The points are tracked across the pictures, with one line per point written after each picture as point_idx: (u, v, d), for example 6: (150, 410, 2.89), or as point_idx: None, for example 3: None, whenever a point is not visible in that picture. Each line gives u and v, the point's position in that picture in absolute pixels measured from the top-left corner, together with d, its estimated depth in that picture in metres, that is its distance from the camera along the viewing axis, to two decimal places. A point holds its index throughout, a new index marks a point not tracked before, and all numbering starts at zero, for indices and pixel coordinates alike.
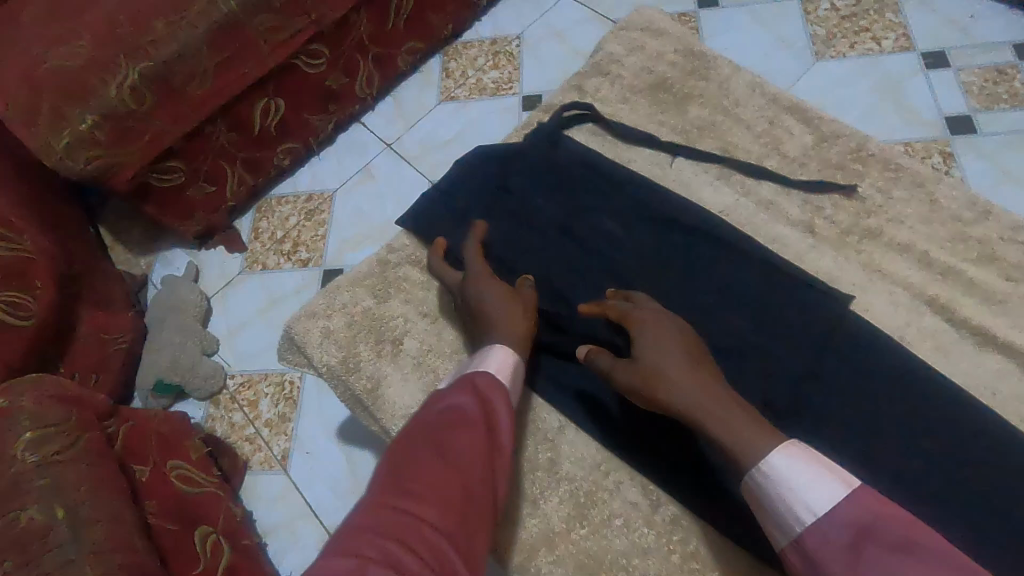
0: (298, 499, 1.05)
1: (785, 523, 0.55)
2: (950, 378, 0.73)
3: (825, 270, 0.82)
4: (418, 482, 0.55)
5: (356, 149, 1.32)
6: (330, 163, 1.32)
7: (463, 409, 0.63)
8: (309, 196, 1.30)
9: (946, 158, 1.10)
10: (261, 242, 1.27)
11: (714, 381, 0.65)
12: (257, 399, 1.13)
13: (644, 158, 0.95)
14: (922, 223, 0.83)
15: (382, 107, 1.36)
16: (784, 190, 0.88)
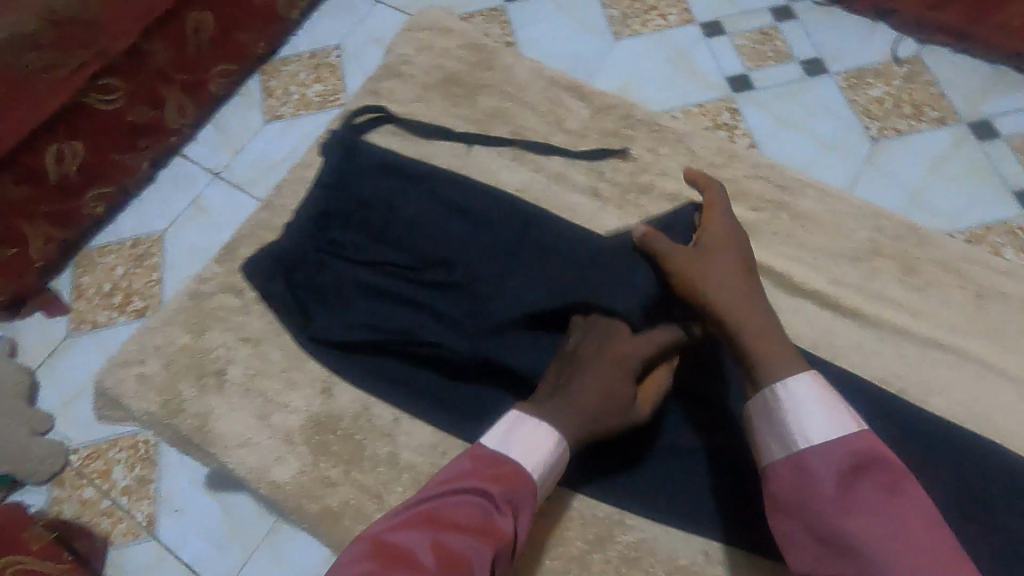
0: (173, 562, 0.98)
1: (788, 436, 0.59)
2: None
3: (611, 228, 0.91)
4: None
5: (183, 184, 1.25)
6: (155, 202, 1.24)
7: (478, 507, 0.56)
8: (135, 242, 1.21)
9: (734, 114, 1.23)
10: (87, 298, 1.17)
11: (740, 312, 0.67)
12: (109, 468, 1.04)
13: (443, 150, 0.99)
14: (685, 173, 0.94)
15: (203, 135, 1.29)
16: (569, 162, 0.97)
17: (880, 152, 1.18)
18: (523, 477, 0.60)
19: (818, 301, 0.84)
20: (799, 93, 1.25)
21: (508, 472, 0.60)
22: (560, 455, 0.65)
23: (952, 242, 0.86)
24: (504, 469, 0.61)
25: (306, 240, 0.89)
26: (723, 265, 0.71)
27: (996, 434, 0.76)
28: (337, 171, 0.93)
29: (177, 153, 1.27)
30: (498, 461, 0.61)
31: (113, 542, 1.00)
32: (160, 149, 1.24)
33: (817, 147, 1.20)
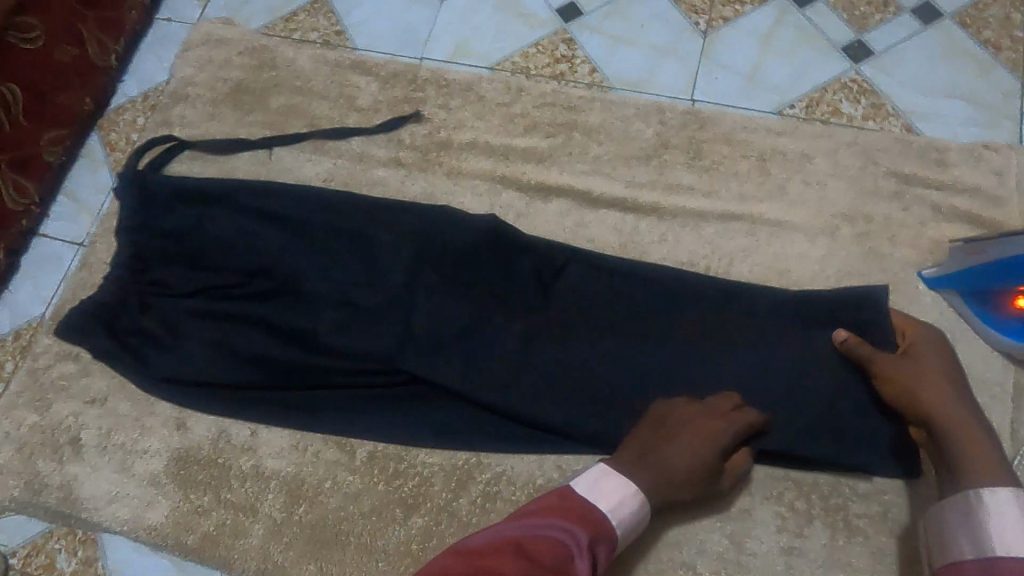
0: None
1: (983, 541, 0.55)
2: (529, 234, 0.88)
3: (418, 194, 0.93)
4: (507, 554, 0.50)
5: (49, 263, 1.14)
6: (25, 290, 1.14)
7: (562, 542, 0.52)
8: (15, 334, 1.11)
9: (569, 45, 1.18)
10: None
11: (951, 428, 0.64)
12: (52, 560, 0.91)
13: (246, 162, 0.99)
14: (479, 119, 0.96)
15: (57, 209, 1.18)
16: (368, 139, 0.97)
17: (714, 45, 1.16)
18: (603, 529, 0.57)
19: (619, 207, 0.88)
20: (627, 9, 1.21)
21: (589, 523, 0.57)
22: (641, 517, 0.62)
23: (730, 118, 0.91)
24: (584, 519, 0.57)
25: (123, 287, 0.89)
26: (931, 372, 0.67)
27: (796, 282, 0.81)
28: (137, 211, 0.92)
29: (35, 234, 1.16)
30: (580, 512, 0.58)
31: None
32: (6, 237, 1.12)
33: (654, 56, 1.16)
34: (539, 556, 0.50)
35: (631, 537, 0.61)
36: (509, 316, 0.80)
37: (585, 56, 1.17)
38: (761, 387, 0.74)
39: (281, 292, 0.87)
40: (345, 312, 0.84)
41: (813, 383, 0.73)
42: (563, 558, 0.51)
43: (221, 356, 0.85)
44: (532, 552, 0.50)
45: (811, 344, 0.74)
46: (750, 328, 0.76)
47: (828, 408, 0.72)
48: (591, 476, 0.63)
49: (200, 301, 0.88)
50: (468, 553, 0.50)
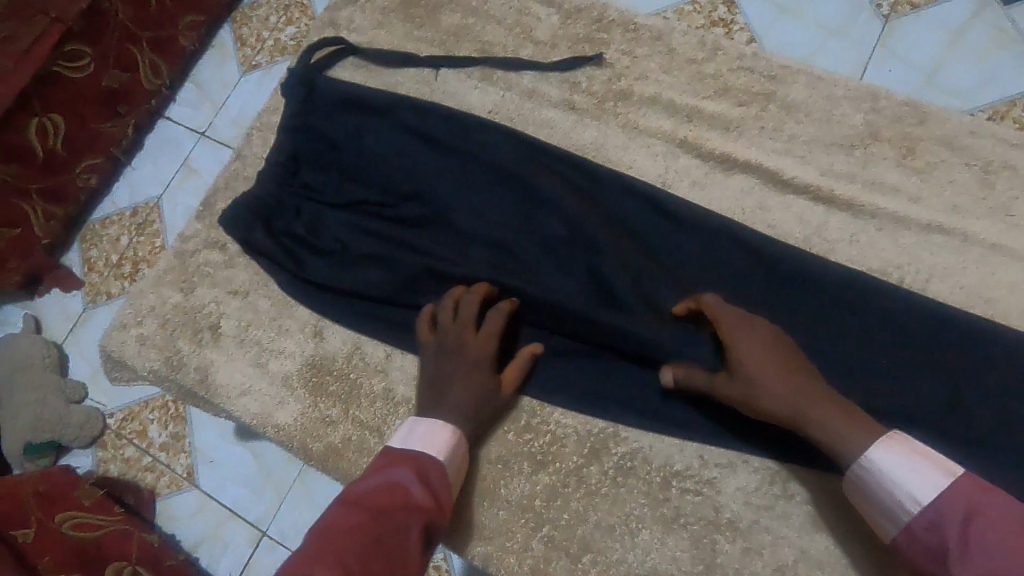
0: (217, 506, 1.19)
1: (892, 512, 0.58)
2: (706, 207, 0.82)
3: (586, 143, 0.88)
4: (372, 500, 0.61)
5: (170, 147, 1.29)
6: (144, 169, 1.30)
7: (392, 486, 0.63)
8: (134, 211, 1.29)
9: (730, 7, 1.02)
10: (97, 272, 1.28)
11: (828, 402, 0.63)
12: (144, 428, 1.24)
13: (409, 78, 0.95)
14: (665, 73, 0.89)
15: (183, 94, 1.30)
16: (541, 75, 0.91)
17: (892, 33, 0.98)
18: (427, 462, 0.67)
19: (810, 197, 0.80)
20: None
21: (411, 461, 0.67)
22: (458, 446, 0.71)
23: (955, 117, 0.80)
24: (410, 462, 0.67)
25: (280, 187, 0.88)
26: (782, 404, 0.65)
27: (1002, 315, 0.73)
28: (301, 110, 0.91)
29: (160, 116, 1.30)
30: (406, 457, 0.67)
31: (159, 492, 1.22)
32: (141, 112, 1.26)
33: (818, 36, 1.00)
34: (372, 503, 0.61)
35: (456, 459, 0.71)
36: (673, 296, 0.77)
37: (742, 23, 1.01)
38: (935, 420, 0.69)
39: (433, 221, 0.85)
40: (502, 255, 0.83)
41: (985, 429, 0.69)
42: (393, 495, 0.62)
43: (370, 274, 0.84)
44: (376, 504, 0.60)
45: (986, 390, 0.70)
46: (927, 359, 0.71)
47: (1004, 457, 0.68)
48: (366, 469, 0.67)
49: (352, 214, 0.87)
50: (327, 523, 0.59)
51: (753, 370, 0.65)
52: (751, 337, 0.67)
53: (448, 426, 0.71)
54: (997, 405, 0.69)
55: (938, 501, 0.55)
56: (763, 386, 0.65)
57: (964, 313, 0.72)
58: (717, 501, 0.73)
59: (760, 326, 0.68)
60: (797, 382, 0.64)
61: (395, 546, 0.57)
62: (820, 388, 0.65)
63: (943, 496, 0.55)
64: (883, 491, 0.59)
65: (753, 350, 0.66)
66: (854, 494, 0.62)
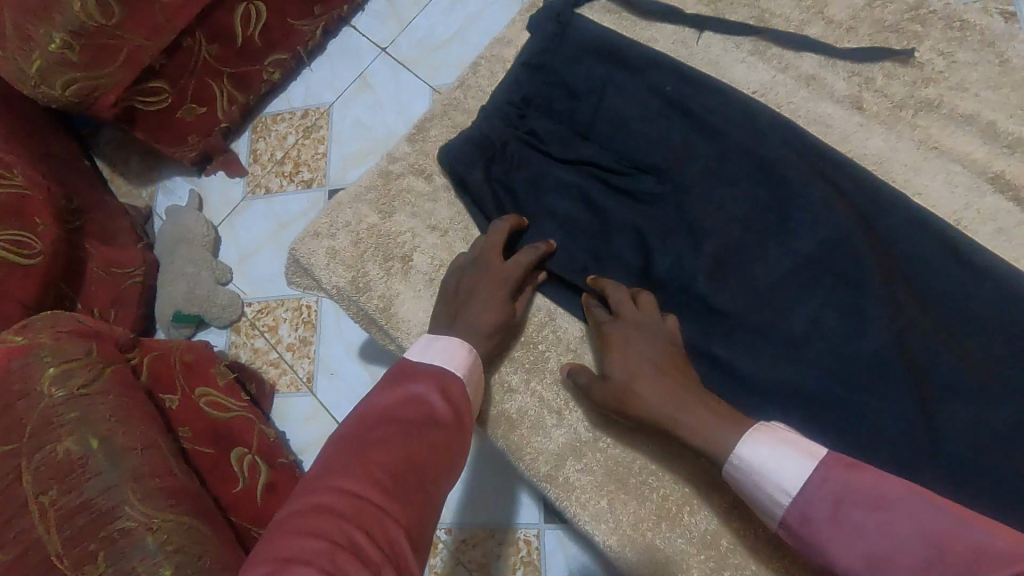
0: (327, 418, 1.21)
1: (766, 508, 0.56)
2: (1012, 264, 0.67)
3: (869, 152, 0.74)
4: (396, 418, 0.57)
5: (350, 57, 1.32)
6: (322, 74, 1.33)
7: (413, 401, 0.59)
8: (305, 112, 1.33)
9: None
10: (261, 164, 1.33)
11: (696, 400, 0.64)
12: (277, 324, 1.27)
13: (665, 37, 0.84)
14: (989, 89, 0.72)
15: (372, 6, 1.33)
16: (826, 61, 0.78)
17: None
18: (449, 378, 0.63)
19: None
20: None
21: (433, 377, 0.62)
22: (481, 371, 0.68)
23: None
24: (426, 376, 0.62)
25: (506, 128, 0.81)
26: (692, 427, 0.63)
27: None
28: (543, 49, 0.82)
29: (347, 24, 1.34)
30: (426, 373, 0.63)
31: (278, 388, 1.25)
32: (331, 18, 1.29)
33: None
34: (396, 416, 0.57)
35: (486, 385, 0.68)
36: (948, 362, 0.64)
37: None
38: None
39: (667, 201, 0.75)
40: (740, 260, 0.72)
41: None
42: (416, 413, 0.58)
43: (584, 244, 0.76)
44: (400, 417, 0.57)
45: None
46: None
47: None
48: (384, 378, 0.63)
49: (578, 174, 0.79)
50: (347, 434, 0.56)
51: (618, 362, 0.68)
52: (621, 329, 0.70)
53: (465, 344, 0.68)
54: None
55: (807, 493, 0.54)
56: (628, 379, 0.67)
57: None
58: None
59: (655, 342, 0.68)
60: (668, 391, 0.65)
61: (423, 460, 0.54)
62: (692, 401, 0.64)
63: (810, 481, 0.54)
64: (754, 485, 0.57)
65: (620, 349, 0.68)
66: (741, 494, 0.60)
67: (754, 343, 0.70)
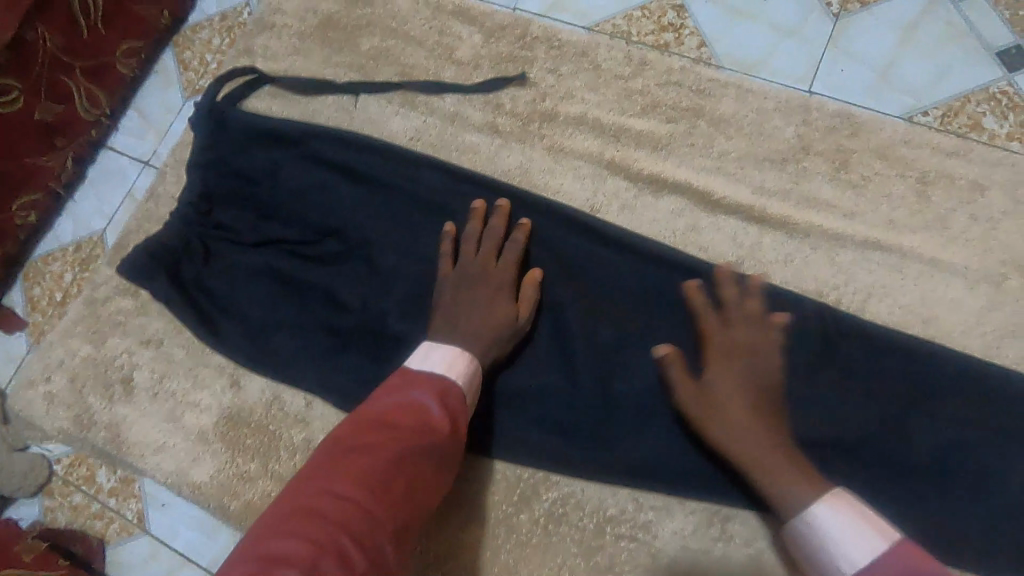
0: (169, 553, 0.87)
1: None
2: (635, 231, 0.78)
3: (512, 168, 0.83)
4: (376, 431, 0.55)
5: (114, 178, 1.02)
6: (87, 202, 1.02)
7: (414, 407, 0.58)
8: (77, 246, 1.00)
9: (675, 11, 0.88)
10: (41, 311, 0.98)
11: (773, 443, 0.62)
12: (93, 472, 0.91)
13: (327, 106, 0.90)
14: (591, 91, 0.85)
15: (125, 123, 1.04)
16: (462, 98, 0.87)
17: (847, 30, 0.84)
18: (448, 386, 0.62)
19: (742, 215, 0.76)
20: None
21: (434, 385, 0.62)
22: (474, 371, 0.66)
23: (890, 127, 0.77)
24: (430, 383, 0.62)
25: (188, 228, 0.82)
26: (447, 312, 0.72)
27: (943, 334, 0.70)
28: (210, 145, 0.86)
29: (103, 147, 1.03)
30: (426, 381, 0.62)
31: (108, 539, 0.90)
32: (79, 144, 0.99)
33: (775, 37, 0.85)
34: (396, 422, 0.57)
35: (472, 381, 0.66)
36: (604, 327, 0.73)
37: (693, 28, 0.87)
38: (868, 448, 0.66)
39: (352, 256, 0.80)
40: (423, 292, 0.78)
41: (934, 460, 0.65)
42: (414, 419, 0.57)
43: (288, 316, 0.79)
44: (397, 423, 0.57)
45: (935, 417, 0.66)
46: (873, 386, 0.67)
47: (937, 487, 0.65)
48: (387, 383, 0.62)
49: (269, 252, 0.82)
50: (336, 443, 0.56)
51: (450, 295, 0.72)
52: (755, 342, 0.65)
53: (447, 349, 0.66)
54: (946, 433, 0.65)
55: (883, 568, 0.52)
56: (721, 410, 0.64)
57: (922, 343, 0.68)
58: (653, 547, 0.69)
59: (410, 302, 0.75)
60: (760, 429, 0.62)
61: (414, 465, 0.54)
62: (777, 450, 0.61)
63: (889, 560, 0.52)
64: (821, 557, 0.56)
65: (739, 377, 0.64)
66: (790, 545, 0.59)
67: None
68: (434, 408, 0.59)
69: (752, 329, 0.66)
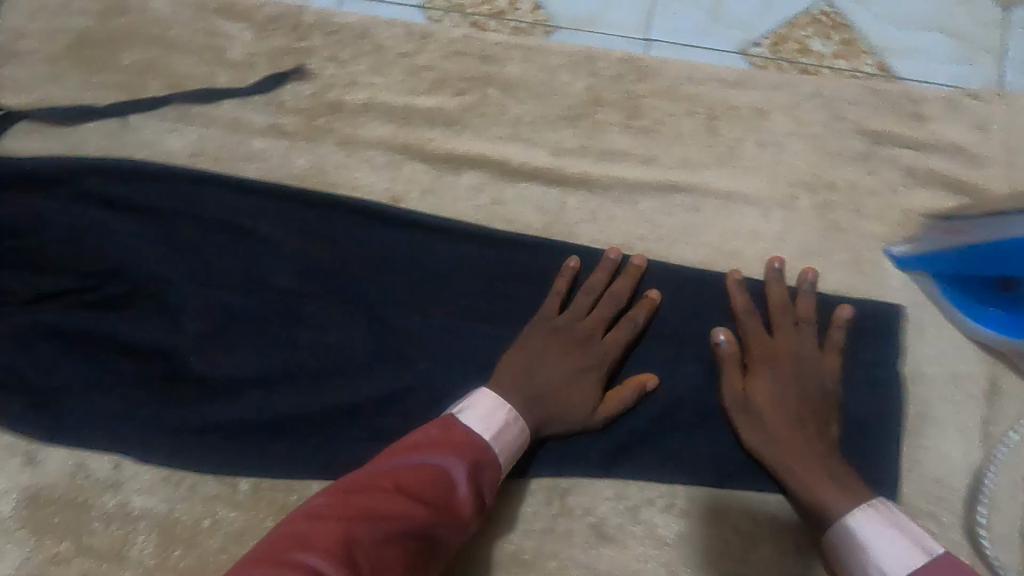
0: None
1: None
2: (438, 215, 0.74)
3: (304, 170, 0.77)
4: (383, 499, 0.50)
5: None
6: None
7: (438, 475, 0.53)
8: None
9: None
10: None
11: (811, 455, 0.58)
12: None
13: (94, 134, 0.81)
14: (376, 74, 0.79)
15: None
16: (242, 102, 0.80)
17: None
18: (486, 455, 0.56)
19: (544, 180, 0.74)
20: None
21: (471, 451, 0.56)
22: (520, 436, 0.60)
23: (673, 67, 0.75)
24: (472, 445, 0.56)
25: None
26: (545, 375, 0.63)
27: (746, 266, 0.70)
28: None
29: None
30: (461, 442, 0.56)
31: None
32: None
33: None
34: (412, 493, 0.51)
35: (516, 451, 0.60)
36: (416, 322, 0.71)
37: None
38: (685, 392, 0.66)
39: (139, 296, 0.74)
40: (225, 319, 0.72)
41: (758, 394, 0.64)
42: (427, 492, 0.52)
43: (78, 375, 0.72)
44: (418, 491, 0.51)
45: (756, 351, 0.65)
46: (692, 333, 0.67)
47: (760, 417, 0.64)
48: (431, 426, 0.58)
49: (44, 309, 0.73)
50: (314, 509, 0.50)
51: (536, 373, 0.63)
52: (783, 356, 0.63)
53: (493, 398, 0.60)
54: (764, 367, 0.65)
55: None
56: (760, 414, 0.61)
57: (766, 281, 0.67)
58: (499, 539, 0.65)
59: (528, 347, 0.65)
60: (790, 387, 0.61)
61: (407, 548, 0.49)
62: (806, 430, 0.59)
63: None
64: (857, 561, 0.53)
65: (783, 377, 0.62)
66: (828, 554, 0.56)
67: (262, 388, 0.71)
68: (464, 488, 0.53)
69: (789, 328, 0.64)
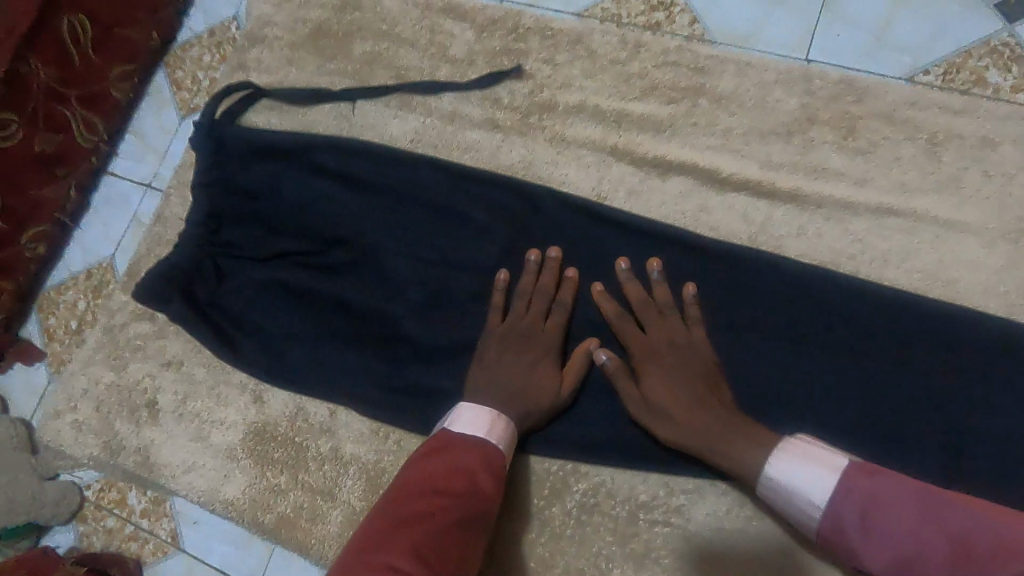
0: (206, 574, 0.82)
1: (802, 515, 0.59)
2: (646, 217, 0.77)
3: (515, 163, 0.83)
4: (433, 496, 0.59)
5: (115, 202, 0.98)
6: (95, 229, 0.98)
7: (458, 479, 0.61)
8: (88, 273, 0.96)
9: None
10: (67, 339, 0.94)
11: (726, 427, 0.65)
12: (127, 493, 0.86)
13: (327, 116, 0.90)
14: (588, 78, 0.84)
15: (127, 146, 1.00)
16: (460, 96, 0.87)
17: None
18: (490, 450, 0.64)
19: (751, 191, 0.76)
20: None
21: (476, 451, 0.64)
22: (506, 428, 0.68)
23: (894, 92, 0.75)
24: (467, 450, 0.64)
25: (199, 249, 0.82)
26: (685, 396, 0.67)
27: (964, 296, 0.69)
28: (213, 166, 0.85)
29: (103, 172, 0.99)
30: (460, 447, 0.64)
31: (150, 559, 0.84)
32: (86, 172, 0.97)
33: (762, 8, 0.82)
34: (443, 490, 0.59)
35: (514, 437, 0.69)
36: None
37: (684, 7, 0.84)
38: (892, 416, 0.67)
39: (364, 266, 0.81)
40: (441, 294, 0.79)
41: (986, 428, 0.65)
42: (458, 494, 0.60)
43: (307, 330, 0.80)
44: (451, 490, 0.60)
45: (987, 387, 0.65)
46: (925, 356, 0.67)
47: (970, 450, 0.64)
48: (427, 445, 0.65)
49: (281, 268, 0.82)
50: (380, 517, 0.58)
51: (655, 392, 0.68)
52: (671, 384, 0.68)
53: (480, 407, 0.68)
54: (1001, 406, 0.65)
55: (836, 501, 0.56)
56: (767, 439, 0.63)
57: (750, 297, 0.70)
58: (687, 531, 0.69)
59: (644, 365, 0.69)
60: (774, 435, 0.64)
61: (462, 537, 0.58)
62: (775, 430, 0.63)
63: (840, 493, 0.56)
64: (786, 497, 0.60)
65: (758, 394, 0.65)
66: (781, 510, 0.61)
67: (473, 361, 0.76)
68: (482, 477, 0.61)
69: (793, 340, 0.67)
